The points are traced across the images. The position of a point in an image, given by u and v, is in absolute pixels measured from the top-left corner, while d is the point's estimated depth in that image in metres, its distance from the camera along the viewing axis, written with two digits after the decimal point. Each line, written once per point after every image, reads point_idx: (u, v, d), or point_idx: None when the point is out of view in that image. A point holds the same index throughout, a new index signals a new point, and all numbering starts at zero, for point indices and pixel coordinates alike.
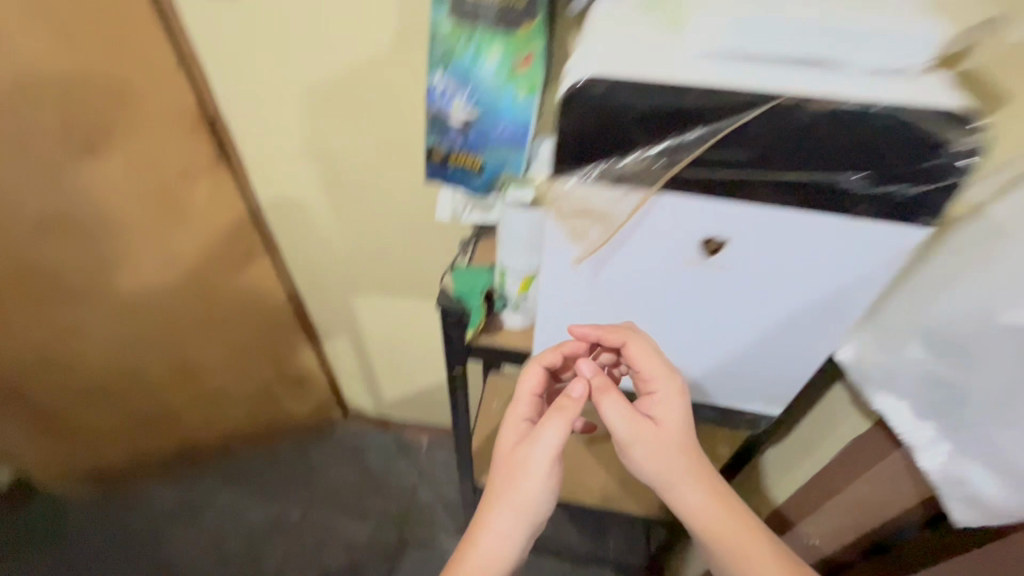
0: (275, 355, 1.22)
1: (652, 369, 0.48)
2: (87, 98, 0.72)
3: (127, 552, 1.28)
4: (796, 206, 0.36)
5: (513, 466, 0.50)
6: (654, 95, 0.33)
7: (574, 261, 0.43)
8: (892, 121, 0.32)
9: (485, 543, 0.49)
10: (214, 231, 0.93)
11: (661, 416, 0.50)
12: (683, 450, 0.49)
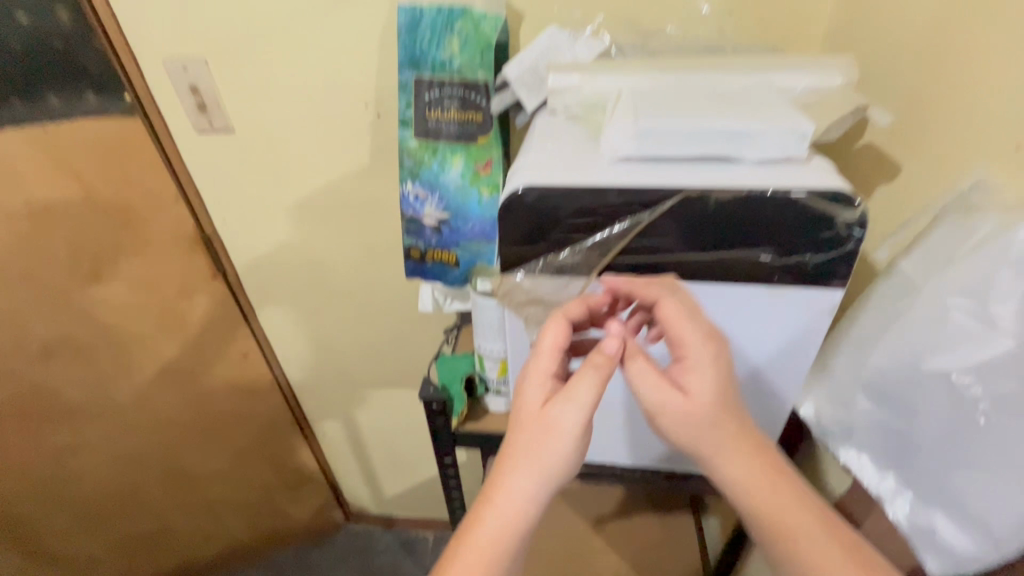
0: (272, 458, 1.20)
1: (687, 333, 0.41)
2: (94, 231, 0.79)
3: None
4: (718, 282, 0.40)
5: (534, 435, 0.41)
6: (577, 199, 0.39)
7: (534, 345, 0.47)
8: (782, 207, 0.37)
9: (495, 527, 0.41)
10: (210, 339, 0.97)
11: (699, 385, 0.41)
12: (726, 424, 0.41)
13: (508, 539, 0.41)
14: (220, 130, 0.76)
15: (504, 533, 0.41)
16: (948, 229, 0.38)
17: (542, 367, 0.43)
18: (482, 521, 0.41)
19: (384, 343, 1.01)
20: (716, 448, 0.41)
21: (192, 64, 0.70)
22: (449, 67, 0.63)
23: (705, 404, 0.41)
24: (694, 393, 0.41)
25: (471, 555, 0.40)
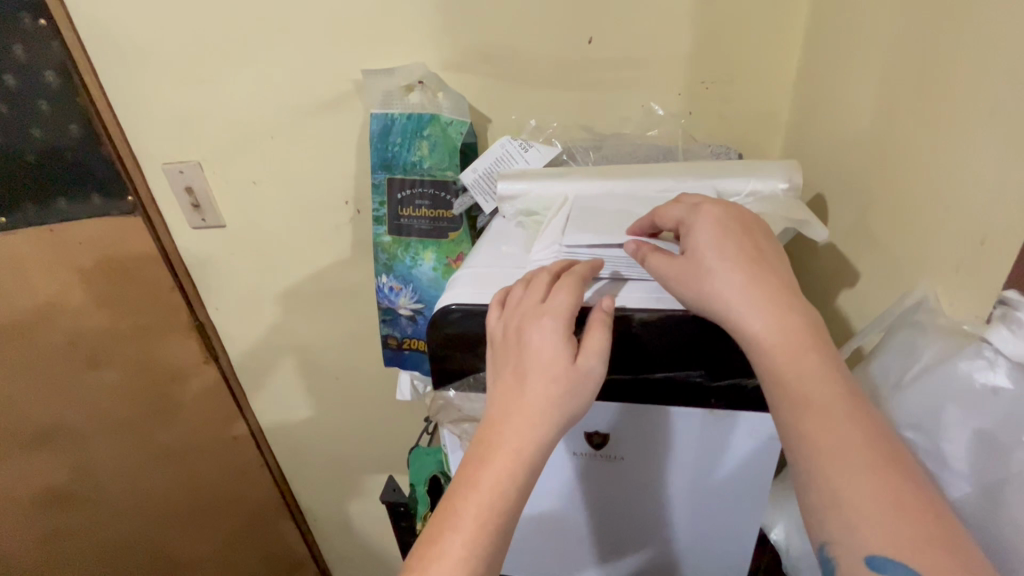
0: (259, 544, 1.15)
1: (677, 214, 0.42)
2: (92, 317, 0.82)
3: None
4: (650, 397, 0.43)
5: (548, 385, 0.36)
6: None
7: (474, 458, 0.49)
8: (696, 322, 0.40)
9: (500, 492, 0.35)
10: (202, 420, 0.97)
11: (703, 239, 0.39)
12: (738, 270, 0.37)
13: (509, 504, 0.35)
14: (213, 225, 0.80)
15: (508, 501, 0.35)
16: (898, 344, 0.42)
17: (558, 309, 0.38)
18: (479, 488, 0.35)
19: (371, 422, 1.01)
20: (735, 298, 0.37)
21: (188, 167, 0.75)
22: (419, 168, 0.65)
23: (711, 258, 0.38)
24: (699, 247, 0.39)
25: (470, 529, 0.34)
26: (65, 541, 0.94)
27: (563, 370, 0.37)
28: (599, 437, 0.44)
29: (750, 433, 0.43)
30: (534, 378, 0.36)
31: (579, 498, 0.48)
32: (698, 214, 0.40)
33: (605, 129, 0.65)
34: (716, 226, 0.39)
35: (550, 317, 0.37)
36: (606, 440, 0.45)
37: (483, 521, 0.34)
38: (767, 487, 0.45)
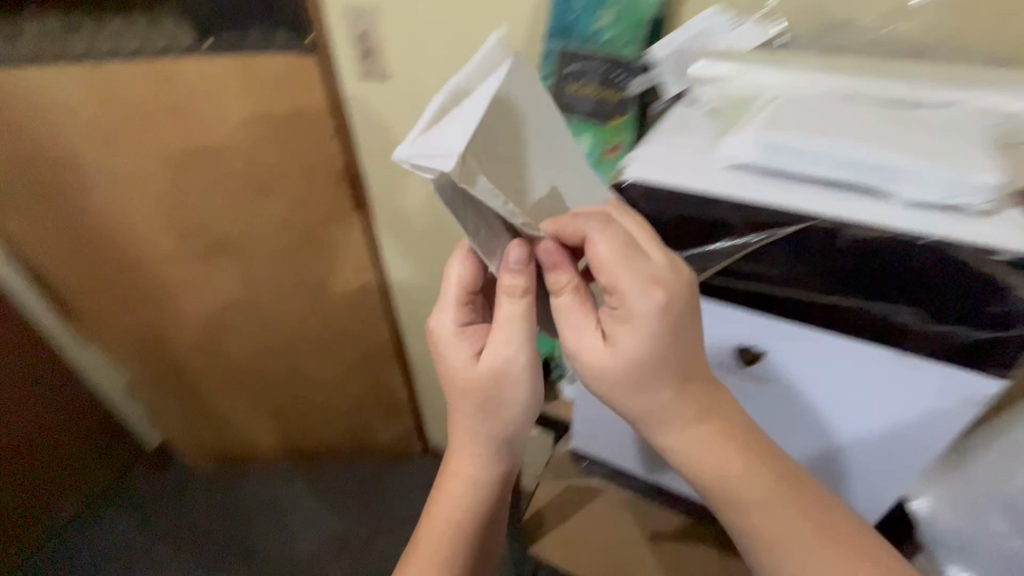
0: (372, 381, 1.33)
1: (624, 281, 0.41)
2: (266, 151, 0.91)
3: (223, 529, 1.46)
4: (815, 315, 0.45)
5: (456, 423, 0.55)
6: (691, 200, 0.45)
7: None
8: (910, 249, 0.39)
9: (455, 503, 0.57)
10: (342, 264, 1.08)
11: (626, 339, 0.42)
12: (669, 386, 0.43)
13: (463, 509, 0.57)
14: (378, 78, 0.83)
15: (448, 506, 0.57)
16: None
17: (455, 363, 0.53)
18: (432, 509, 0.58)
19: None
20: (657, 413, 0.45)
21: (365, 14, 0.76)
22: (597, 40, 0.59)
23: (628, 359, 0.43)
24: (624, 342, 0.42)
25: (438, 530, 0.56)
26: (239, 325, 1.20)
27: (460, 404, 0.54)
28: (752, 352, 0.51)
29: (906, 386, 0.46)
30: (453, 417, 0.55)
31: None
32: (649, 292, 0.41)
33: (837, 16, 0.54)
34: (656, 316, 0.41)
35: (440, 332, 0.54)
36: (758, 356, 0.51)
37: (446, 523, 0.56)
38: (896, 433, 0.50)
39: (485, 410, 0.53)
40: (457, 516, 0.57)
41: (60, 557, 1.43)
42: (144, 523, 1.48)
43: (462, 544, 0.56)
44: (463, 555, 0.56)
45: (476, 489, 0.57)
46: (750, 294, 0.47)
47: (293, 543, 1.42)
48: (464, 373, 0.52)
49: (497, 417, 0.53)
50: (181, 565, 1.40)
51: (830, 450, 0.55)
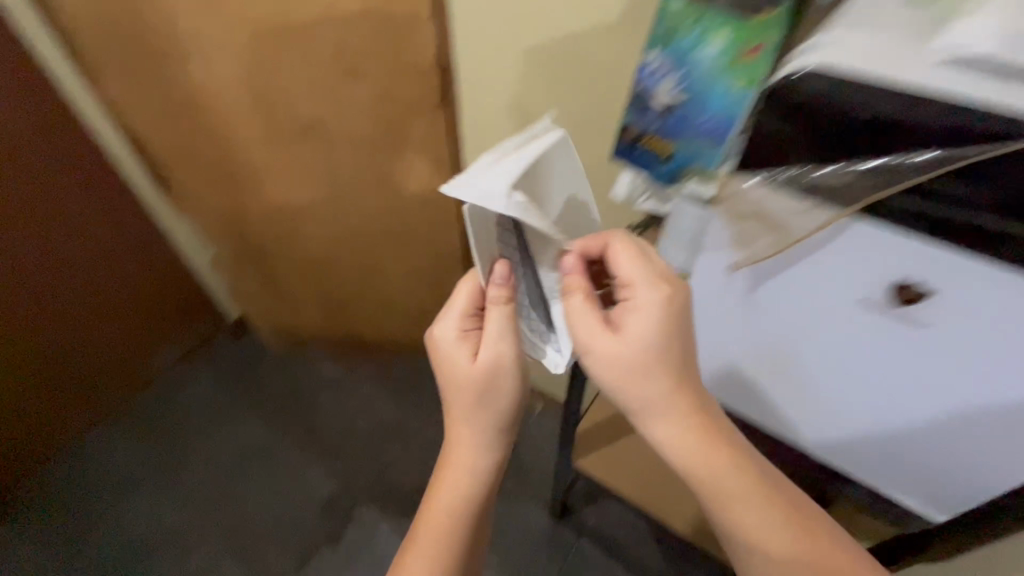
0: (438, 282, 1.36)
1: (628, 277, 0.54)
2: (351, 35, 0.85)
3: (291, 399, 1.60)
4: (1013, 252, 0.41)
5: (457, 414, 0.62)
6: (887, 96, 0.41)
7: (733, 265, 0.57)
8: None
9: (453, 491, 0.62)
10: (420, 164, 1.05)
11: (634, 327, 0.52)
12: (665, 377, 0.52)
13: (462, 496, 0.62)
14: None
15: (449, 493, 0.62)
16: None
17: (458, 363, 0.60)
18: (435, 499, 0.63)
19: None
20: (654, 400, 0.53)
21: None
22: None
23: (635, 342, 0.52)
24: (628, 335, 0.52)
25: (439, 515, 0.62)
26: (317, 211, 1.23)
27: (460, 399, 0.61)
28: (910, 292, 0.48)
29: None
30: (454, 417, 0.62)
31: (844, 333, 0.55)
32: (645, 296, 0.53)
33: None
34: (660, 305, 0.52)
35: (447, 343, 0.61)
36: (917, 299, 0.48)
37: (446, 508, 0.62)
38: None
39: (482, 404, 0.61)
40: (457, 503, 0.62)
41: (155, 399, 1.61)
42: (223, 382, 1.64)
43: (463, 524, 0.62)
44: (463, 536, 0.62)
45: (475, 477, 0.63)
46: (943, 219, 0.43)
47: (353, 419, 1.56)
48: (467, 371, 0.60)
49: (490, 407, 0.60)
50: (254, 424, 1.56)
51: (972, 412, 0.51)
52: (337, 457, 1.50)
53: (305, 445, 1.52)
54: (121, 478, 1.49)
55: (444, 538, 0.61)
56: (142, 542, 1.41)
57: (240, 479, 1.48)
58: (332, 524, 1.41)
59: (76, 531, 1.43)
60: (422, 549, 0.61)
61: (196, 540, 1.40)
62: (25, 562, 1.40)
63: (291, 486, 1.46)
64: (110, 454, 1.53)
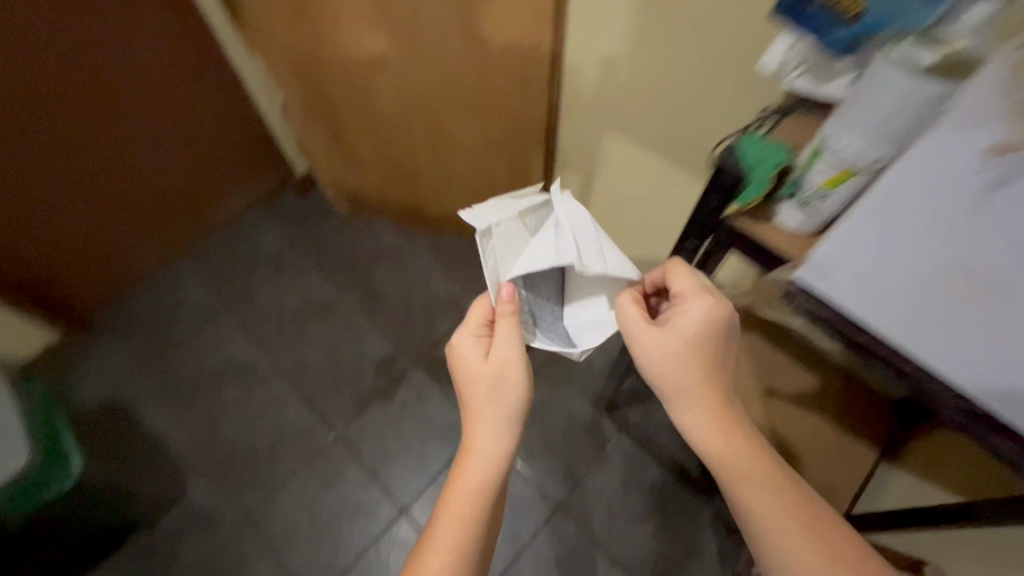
0: (512, 162, 1.27)
1: (682, 291, 0.64)
2: None
3: (352, 262, 1.63)
4: None
5: (475, 405, 0.66)
6: None
7: (992, 147, 0.35)
8: None
9: (471, 479, 0.63)
10: (515, 17, 0.92)
11: (683, 321, 0.63)
12: (696, 370, 0.62)
13: (482, 481, 0.62)
14: None
15: (468, 482, 0.62)
16: None
17: (471, 364, 0.67)
18: (449, 496, 0.63)
19: (666, 119, 0.91)
20: (684, 391, 0.62)
21: None
22: None
23: (681, 336, 0.62)
24: (672, 330, 0.63)
25: (457, 505, 0.61)
26: (393, 65, 1.12)
27: (476, 391, 0.66)
28: None
29: None
30: (471, 415, 0.65)
31: None
32: (690, 307, 0.63)
33: None
34: (706, 310, 0.62)
35: (462, 345, 0.69)
36: None
37: (465, 497, 0.62)
38: None
39: (496, 393, 0.65)
40: (478, 489, 0.62)
41: (227, 242, 1.66)
42: (290, 237, 1.67)
43: (484, 510, 0.62)
44: (481, 525, 0.62)
45: (495, 463, 0.63)
46: None
47: (411, 291, 1.58)
48: (480, 366, 0.67)
49: (501, 398, 0.65)
50: (318, 280, 1.60)
51: None
52: (395, 323, 1.53)
53: (364, 308, 1.56)
54: (197, 308, 1.56)
55: (466, 525, 0.61)
56: (214, 369, 1.47)
57: (304, 328, 1.53)
58: (388, 381, 1.45)
59: (154, 349, 1.50)
60: (442, 538, 0.61)
61: (263, 376, 1.46)
62: (107, 369, 1.47)
63: (351, 342, 1.51)
64: (185, 286, 1.59)
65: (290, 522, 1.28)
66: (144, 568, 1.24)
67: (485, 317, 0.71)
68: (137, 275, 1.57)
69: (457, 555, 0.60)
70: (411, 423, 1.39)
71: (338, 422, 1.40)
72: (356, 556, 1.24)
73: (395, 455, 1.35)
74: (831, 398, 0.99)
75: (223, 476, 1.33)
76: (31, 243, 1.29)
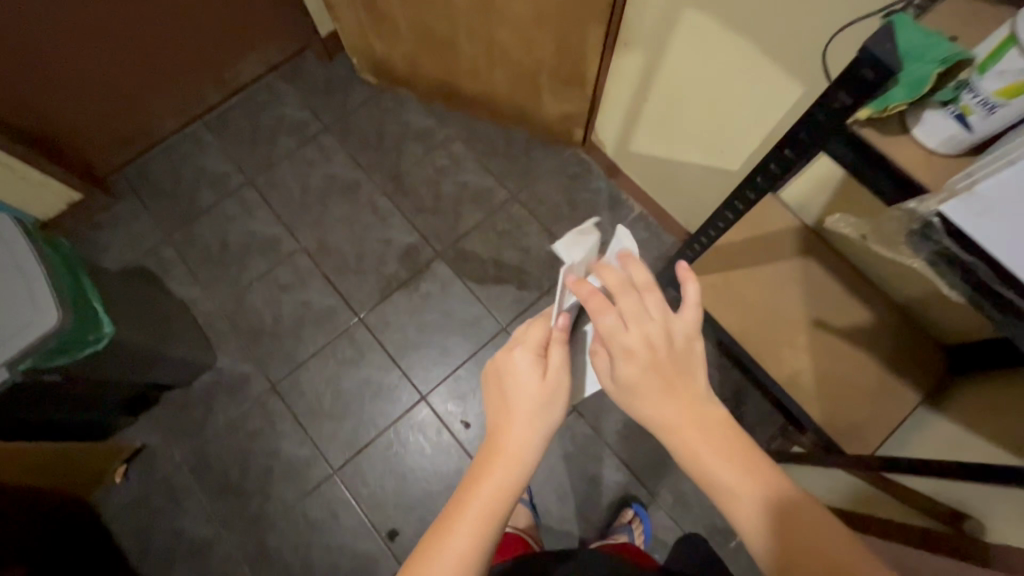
0: (563, 44, 1.11)
1: (610, 340, 0.55)
2: None
3: (378, 142, 1.52)
4: None
5: (517, 409, 0.57)
6: None
7: None
8: None
9: (497, 492, 0.53)
10: None
11: (627, 367, 0.55)
12: (653, 394, 0.55)
13: (504, 495, 0.54)
14: None
15: (498, 483, 0.54)
16: None
17: (523, 376, 0.59)
18: (464, 507, 0.52)
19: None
20: (650, 407, 0.55)
21: None
22: None
23: (633, 375, 0.56)
24: (619, 377, 0.56)
25: (475, 518, 0.52)
26: None
27: (524, 398, 0.58)
28: None
29: None
30: (509, 426, 0.57)
31: None
32: (625, 352, 0.55)
33: None
34: (643, 345, 0.55)
35: (516, 354, 0.60)
36: None
37: (487, 511, 0.52)
38: None
39: (543, 407, 0.58)
40: (498, 505, 0.53)
41: (247, 109, 1.55)
42: (313, 108, 1.55)
43: (507, 516, 0.53)
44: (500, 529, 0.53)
45: (528, 474, 0.56)
46: None
47: (439, 178, 1.48)
48: (534, 379, 0.58)
49: (546, 416, 0.58)
50: (342, 158, 1.51)
51: None
52: (421, 210, 1.46)
53: (390, 192, 1.48)
54: (218, 177, 1.50)
55: (489, 526, 0.52)
56: (237, 242, 1.44)
57: (328, 208, 1.47)
58: (412, 271, 1.41)
59: (177, 216, 1.46)
60: (459, 534, 0.51)
61: (286, 254, 1.43)
62: (132, 232, 1.45)
63: (375, 226, 1.45)
64: (204, 153, 1.51)
65: (315, 394, 1.33)
66: (179, 422, 1.31)
67: (545, 342, 0.60)
68: (169, 133, 1.51)
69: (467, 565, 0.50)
70: (434, 314, 1.38)
71: (362, 306, 1.39)
72: (378, 432, 1.29)
73: (418, 343, 1.36)
74: (883, 335, 0.93)
75: (251, 347, 1.36)
76: (56, 95, 1.21)
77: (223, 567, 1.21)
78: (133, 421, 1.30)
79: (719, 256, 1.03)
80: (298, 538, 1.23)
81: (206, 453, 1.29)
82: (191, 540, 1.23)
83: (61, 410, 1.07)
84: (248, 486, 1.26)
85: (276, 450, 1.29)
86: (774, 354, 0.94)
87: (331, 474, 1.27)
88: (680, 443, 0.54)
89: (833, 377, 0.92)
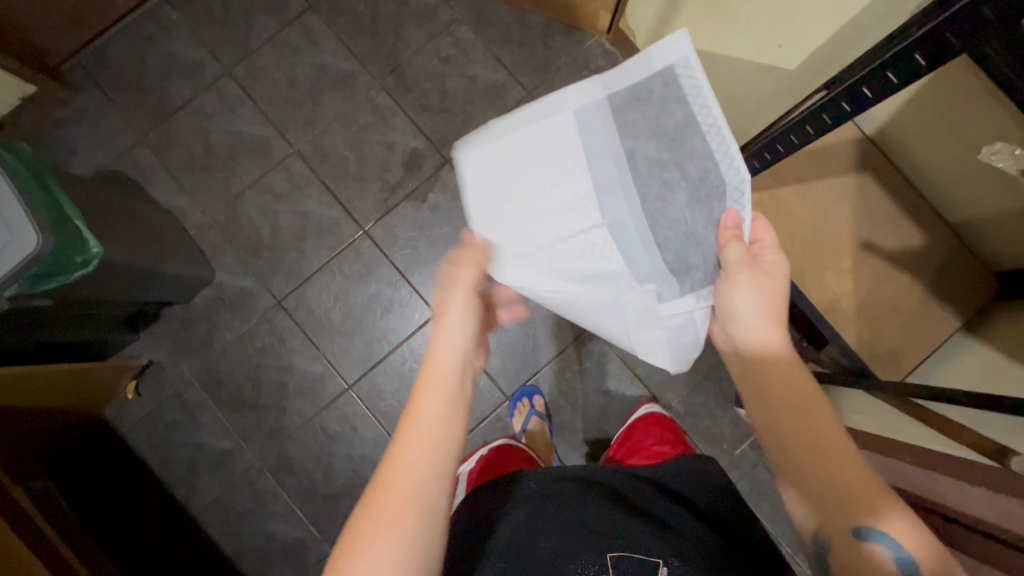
0: None
1: (762, 239, 0.63)
2: None
3: (371, 24, 1.31)
4: None
5: (437, 320, 0.61)
6: None
7: None
8: None
9: (435, 393, 0.56)
10: None
11: (768, 262, 0.63)
12: (772, 301, 0.62)
13: (446, 389, 0.57)
14: None
15: (434, 387, 0.57)
16: None
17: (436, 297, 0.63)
18: (408, 424, 0.55)
19: None
20: (761, 314, 0.61)
21: None
22: None
23: (768, 275, 0.62)
24: (761, 276, 0.61)
25: (421, 423, 0.55)
26: None
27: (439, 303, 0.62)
28: None
29: None
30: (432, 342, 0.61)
31: None
32: (770, 255, 0.63)
33: None
34: (779, 270, 0.63)
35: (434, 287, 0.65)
36: None
37: (430, 412, 0.55)
38: None
39: (464, 306, 0.62)
40: (442, 405, 0.56)
41: None
42: None
43: (454, 406, 0.56)
44: (455, 423, 0.56)
45: (457, 363, 0.59)
46: None
47: (443, 70, 1.31)
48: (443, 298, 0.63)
49: (460, 311, 0.62)
50: (332, 44, 1.31)
51: None
52: (426, 110, 1.30)
53: (390, 87, 1.31)
54: (189, 66, 1.31)
55: (438, 424, 0.55)
56: (221, 144, 1.30)
57: (320, 105, 1.31)
58: (418, 179, 1.30)
59: (148, 113, 1.30)
60: (411, 447, 0.53)
61: (279, 158, 1.30)
62: (99, 132, 1.29)
63: (375, 127, 1.30)
64: (170, 36, 1.31)
65: (323, 309, 1.28)
66: (183, 339, 1.27)
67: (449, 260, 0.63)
68: (125, 12, 1.29)
69: (430, 460, 0.53)
70: (445, 228, 1.29)
71: (366, 217, 1.29)
72: (391, 349, 1.27)
73: (428, 260, 1.28)
74: (930, 259, 0.89)
75: (250, 260, 1.28)
76: None
77: (247, 476, 1.24)
78: (135, 338, 1.26)
79: (770, 174, 0.95)
80: (320, 449, 1.25)
81: (216, 369, 1.27)
82: (212, 452, 1.25)
83: (62, 332, 1.02)
84: (264, 401, 1.26)
85: (288, 365, 1.27)
86: (812, 279, 0.90)
87: (346, 389, 1.27)
88: (755, 379, 0.62)
89: (874, 304, 0.89)
